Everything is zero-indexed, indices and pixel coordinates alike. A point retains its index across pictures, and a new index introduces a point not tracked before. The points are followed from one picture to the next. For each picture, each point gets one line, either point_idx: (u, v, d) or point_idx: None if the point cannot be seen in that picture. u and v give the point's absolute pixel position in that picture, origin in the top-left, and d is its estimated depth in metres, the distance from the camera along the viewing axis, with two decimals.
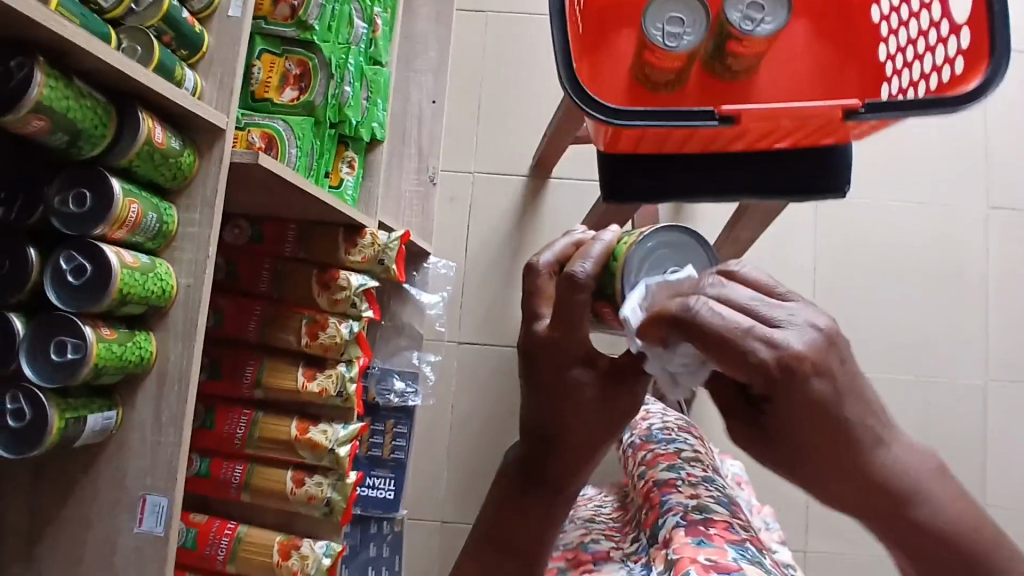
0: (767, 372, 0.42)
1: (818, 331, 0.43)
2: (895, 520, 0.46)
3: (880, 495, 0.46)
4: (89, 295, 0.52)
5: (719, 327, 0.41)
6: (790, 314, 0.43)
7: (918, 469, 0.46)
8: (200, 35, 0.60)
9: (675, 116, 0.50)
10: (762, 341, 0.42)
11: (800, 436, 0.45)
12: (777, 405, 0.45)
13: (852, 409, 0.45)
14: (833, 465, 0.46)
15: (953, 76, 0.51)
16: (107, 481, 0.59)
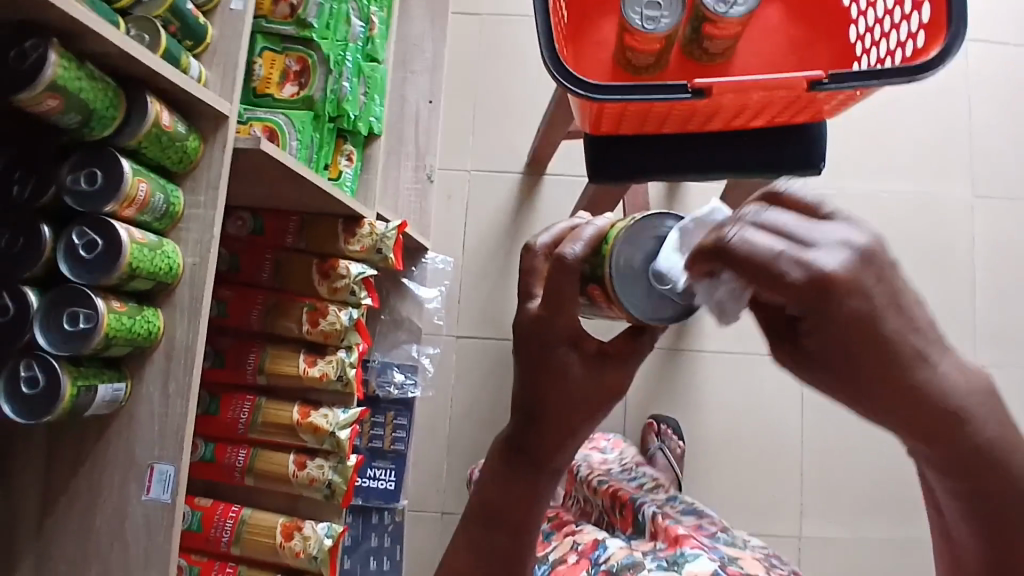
0: (795, 296, 0.34)
1: (868, 243, 0.34)
2: (951, 446, 0.37)
3: (930, 419, 0.36)
4: (99, 269, 0.55)
5: (748, 252, 0.35)
6: (831, 229, 0.34)
7: (976, 391, 0.36)
8: (203, 26, 0.64)
9: (648, 91, 0.53)
10: (797, 261, 0.34)
11: (847, 360, 0.35)
12: (811, 332, 0.36)
13: (896, 317, 0.34)
14: (878, 388, 0.36)
15: (915, 49, 0.54)
16: (117, 452, 0.62)
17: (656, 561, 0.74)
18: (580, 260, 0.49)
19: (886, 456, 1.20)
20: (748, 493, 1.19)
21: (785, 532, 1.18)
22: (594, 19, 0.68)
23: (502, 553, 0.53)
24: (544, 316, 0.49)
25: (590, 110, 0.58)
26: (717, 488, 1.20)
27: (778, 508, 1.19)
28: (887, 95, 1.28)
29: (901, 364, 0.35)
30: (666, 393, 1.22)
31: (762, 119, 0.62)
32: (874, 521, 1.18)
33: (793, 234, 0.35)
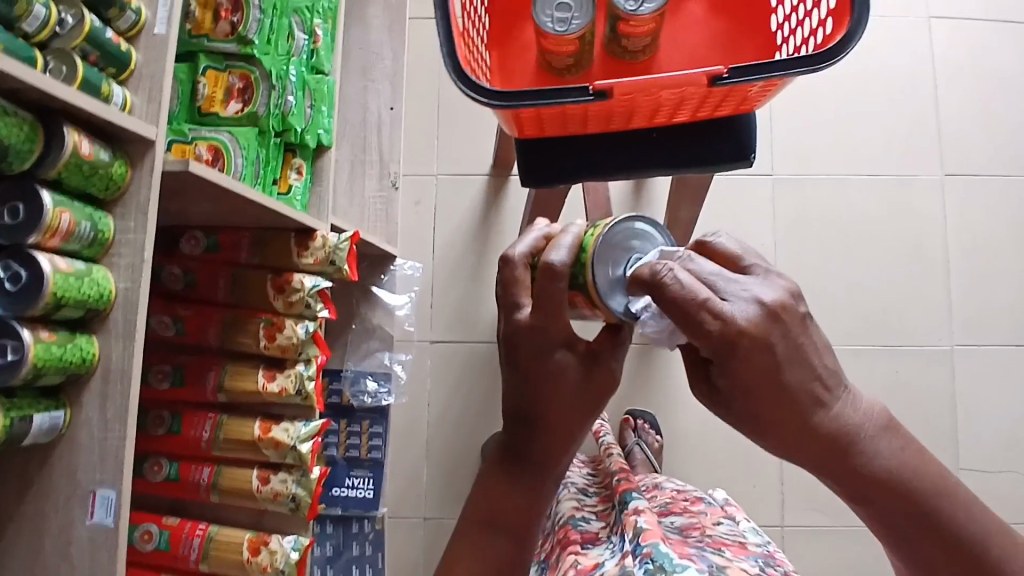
0: (714, 340, 0.41)
1: (770, 305, 0.42)
2: (854, 476, 0.44)
3: (830, 449, 0.44)
4: (25, 300, 0.56)
5: (679, 295, 0.41)
6: (744, 289, 0.42)
7: (870, 424, 0.44)
8: (127, 52, 0.65)
9: (554, 95, 0.54)
10: (717, 313, 0.41)
11: (755, 402, 0.43)
12: (722, 373, 0.43)
13: (795, 370, 0.43)
14: (779, 422, 0.43)
15: (825, 35, 0.54)
16: (60, 477, 0.63)
17: (639, 566, 0.60)
18: (568, 266, 0.50)
19: None
20: (728, 486, 1.18)
21: (767, 522, 1.17)
22: (522, 24, 0.67)
23: (503, 561, 0.51)
24: (537, 325, 0.50)
25: (507, 117, 0.58)
26: (697, 481, 1.19)
27: (758, 498, 1.18)
28: (853, 78, 1.27)
29: (800, 410, 0.43)
30: (641, 387, 1.21)
31: (685, 115, 0.61)
32: None
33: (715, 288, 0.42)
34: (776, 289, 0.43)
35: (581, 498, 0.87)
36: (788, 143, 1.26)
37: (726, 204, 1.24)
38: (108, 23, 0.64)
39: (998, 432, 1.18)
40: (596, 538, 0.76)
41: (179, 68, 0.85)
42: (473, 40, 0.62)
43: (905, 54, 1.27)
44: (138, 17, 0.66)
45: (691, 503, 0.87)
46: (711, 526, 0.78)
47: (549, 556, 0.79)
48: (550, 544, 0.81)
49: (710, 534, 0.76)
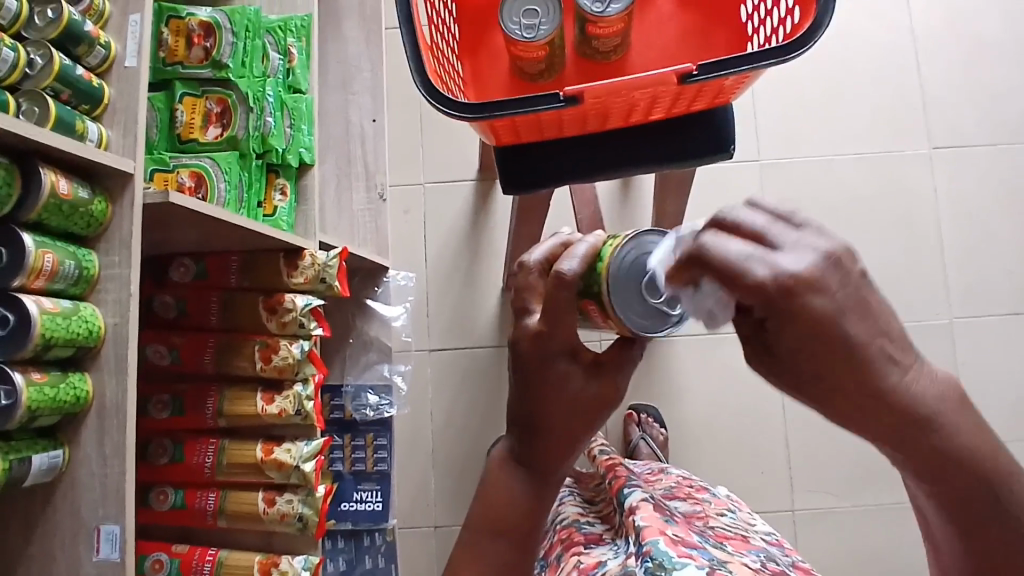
0: (777, 290, 0.33)
1: (830, 250, 0.34)
2: (917, 449, 0.37)
3: (897, 420, 0.37)
4: (13, 344, 0.56)
5: (717, 254, 0.35)
6: (798, 233, 0.35)
7: (943, 397, 0.37)
8: (99, 88, 0.66)
9: (526, 103, 0.54)
10: (764, 264, 0.34)
11: (812, 362, 0.35)
12: (781, 333, 0.35)
13: (862, 326, 0.35)
14: (840, 385, 0.36)
15: (793, 25, 0.55)
16: (63, 516, 0.63)
17: (640, 565, 0.59)
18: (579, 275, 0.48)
19: None
20: (736, 474, 1.19)
21: (778, 507, 1.18)
22: (491, 31, 0.68)
23: (506, 566, 0.51)
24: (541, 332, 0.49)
25: (481, 127, 0.58)
26: (704, 470, 1.19)
27: (766, 485, 1.18)
28: (836, 57, 1.27)
29: (873, 376, 0.35)
30: (643, 382, 1.21)
31: (661, 112, 0.61)
32: (864, 488, 1.17)
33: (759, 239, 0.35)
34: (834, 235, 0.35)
35: (583, 506, 0.87)
36: (774, 128, 1.25)
37: (715, 193, 1.24)
38: (77, 60, 0.65)
39: (1003, 403, 1.18)
40: (600, 538, 0.76)
41: (157, 97, 0.86)
42: (443, 51, 0.62)
43: (885, 30, 1.27)
44: (108, 51, 0.67)
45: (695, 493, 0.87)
46: (714, 518, 0.78)
47: (551, 556, 0.80)
48: (551, 543, 0.81)
49: (715, 525, 0.76)
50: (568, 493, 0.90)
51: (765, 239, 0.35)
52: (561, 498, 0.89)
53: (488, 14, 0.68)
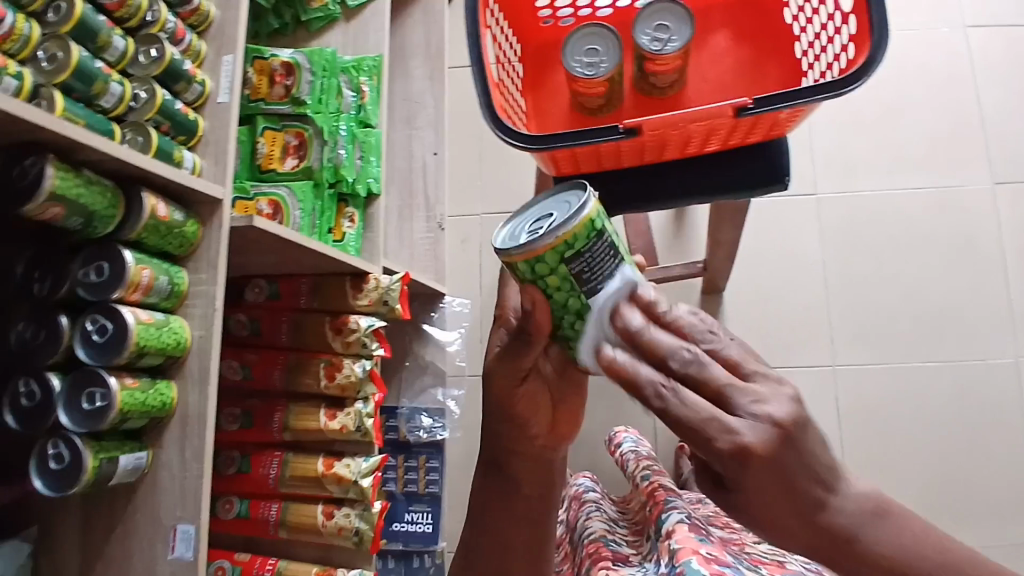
0: (722, 457, 0.39)
1: (774, 424, 0.39)
2: (843, 556, 0.44)
3: (825, 538, 0.43)
4: (111, 351, 0.61)
5: (687, 415, 0.39)
6: (754, 397, 0.40)
7: (862, 512, 0.44)
8: (194, 121, 0.73)
9: (585, 133, 0.57)
10: (732, 428, 0.39)
11: (779, 505, 0.41)
12: (743, 491, 0.40)
13: (806, 479, 0.41)
14: (805, 521, 0.41)
15: (848, 60, 0.57)
16: (142, 516, 0.68)
17: None
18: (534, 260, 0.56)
19: (939, 464, 1.13)
20: None
21: None
22: (553, 71, 0.73)
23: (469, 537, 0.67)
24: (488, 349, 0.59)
25: (543, 158, 0.61)
26: None
27: None
28: (893, 91, 1.26)
29: (822, 515, 0.42)
30: None
31: (716, 143, 0.63)
32: None
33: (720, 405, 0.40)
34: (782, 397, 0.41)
35: (611, 525, 0.89)
36: (830, 161, 1.25)
37: (768, 226, 1.24)
38: (177, 95, 0.72)
39: None
40: (627, 558, 0.78)
41: (241, 131, 0.94)
42: (508, 87, 0.67)
43: (944, 63, 1.27)
44: (203, 89, 0.74)
45: (734, 521, 0.87)
46: (750, 544, 0.78)
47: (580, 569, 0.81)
48: (581, 557, 0.82)
49: (750, 551, 0.76)
50: (595, 507, 0.92)
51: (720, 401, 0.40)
52: (587, 513, 0.91)
53: (552, 60, 0.74)
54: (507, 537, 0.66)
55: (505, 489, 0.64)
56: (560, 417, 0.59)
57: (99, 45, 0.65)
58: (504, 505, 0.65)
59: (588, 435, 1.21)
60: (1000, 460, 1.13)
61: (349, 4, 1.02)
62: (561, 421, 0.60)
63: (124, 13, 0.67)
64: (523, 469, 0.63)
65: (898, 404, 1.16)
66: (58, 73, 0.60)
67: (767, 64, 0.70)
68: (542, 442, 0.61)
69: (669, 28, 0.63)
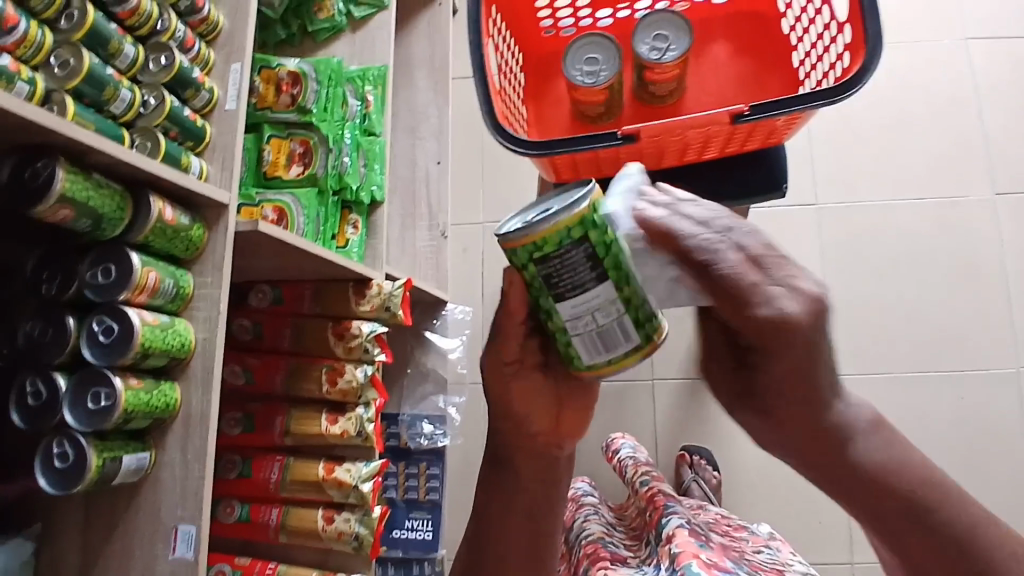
0: (758, 327, 0.42)
1: (811, 297, 0.41)
2: (833, 461, 0.45)
3: (814, 434, 0.45)
4: (117, 351, 0.62)
5: (727, 275, 0.41)
6: (791, 273, 0.41)
7: (862, 421, 0.45)
8: (201, 128, 0.74)
9: (585, 140, 0.58)
10: (767, 296, 0.41)
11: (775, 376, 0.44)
12: (759, 364, 0.45)
13: (825, 372, 0.44)
14: (784, 398, 0.45)
15: (843, 68, 0.58)
16: (144, 516, 0.68)
17: None
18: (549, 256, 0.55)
19: None
20: (794, 522, 1.15)
21: (836, 559, 1.14)
22: (554, 81, 0.75)
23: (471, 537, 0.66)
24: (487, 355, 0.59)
25: (543, 164, 0.62)
26: (758, 514, 1.17)
27: (822, 535, 1.14)
28: (893, 103, 1.28)
29: (804, 392, 0.44)
30: (695, 424, 1.21)
31: (714, 150, 0.64)
32: None
33: (762, 271, 0.41)
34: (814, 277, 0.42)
35: (610, 528, 0.90)
36: (830, 173, 1.26)
37: (767, 236, 1.25)
38: (185, 102, 0.74)
39: None
40: (626, 560, 0.79)
41: (247, 139, 0.95)
42: (510, 96, 0.68)
43: (944, 75, 1.28)
44: (211, 96, 0.76)
45: (735, 529, 0.87)
46: (750, 551, 0.79)
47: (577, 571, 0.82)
48: (578, 559, 0.83)
49: (751, 556, 0.77)
50: (593, 511, 0.93)
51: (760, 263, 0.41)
52: (585, 515, 0.91)
53: (553, 70, 0.76)
54: (506, 534, 0.64)
55: (506, 486, 0.64)
56: (563, 416, 0.60)
57: (111, 51, 0.66)
58: (504, 499, 0.64)
59: (588, 443, 1.22)
60: (1001, 471, 1.13)
61: (355, 16, 1.04)
62: (565, 420, 0.61)
63: (135, 22, 0.69)
64: (526, 464, 0.63)
65: (899, 414, 1.16)
66: (70, 78, 0.61)
67: (765, 74, 0.71)
68: (544, 438, 0.61)
69: (668, 37, 0.64)
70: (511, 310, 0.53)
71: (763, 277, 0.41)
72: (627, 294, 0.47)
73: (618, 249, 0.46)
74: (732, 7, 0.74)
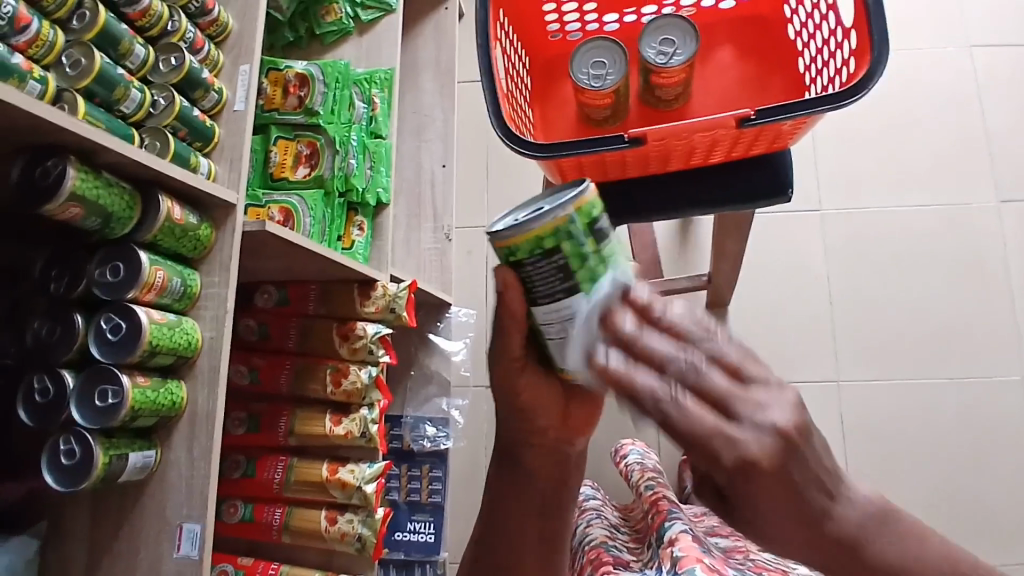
0: (727, 471, 0.39)
1: (779, 431, 0.39)
2: (849, 565, 0.44)
3: (827, 547, 0.43)
4: (124, 349, 0.62)
5: (689, 424, 0.39)
6: (756, 407, 0.40)
7: (868, 521, 0.44)
8: (210, 128, 0.75)
9: (591, 142, 0.58)
10: (733, 439, 0.39)
11: (766, 509, 0.40)
12: (743, 505, 0.41)
13: (812, 489, 0.41)
14: (795, 521, 0.42)
15: (849, 73, 0.58)
16: (149, 514, 0.68)
17: None
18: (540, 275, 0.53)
19: (947, 481, 1.13)
20: None
21: None
22: (560, 84, 0.75)
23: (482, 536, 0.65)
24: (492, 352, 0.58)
25: (549, 166, 0.63)
26: None
27: None
28: (898, 109, 1.28)
29: (817, 516, 0.42)
30: None
31: (720, 154, 0.65)
32: None
33: (726, 413, 0.40)
34: (787, 404, 0.41)
35: (614, 532, 0.90)
36: (835, 178, 1.27)
37: (770, 241, 1.25)
38: (194, 103, 0.74)
39: None
40: (628, 563, 0.80)
41: (254, 140, 0.96)
42: (517, 98, 0.68)
43: (948, 82, 1.28)
44: (220, 97, 0.76)
45: (737, 530, 0.87)
46: (754, 551, 0.79)
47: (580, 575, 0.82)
48: (581, 564, 0.83)
49: (754, 559, 0.77)
50: (596, 514, 0.93)
51: (724, 406, 0.40)
52: (588, 519, 0.91)
53: (560, 73, 0.76)
54: (517, 531, 0.64)
55: (517, 484, 0.63)
56: (573, 412, 0.60)
57: (122, 52, 0.67)
58: (512, 497, 0.64)
59: (592, 447, 1.21)
60: (1007, 478, 1.12)
61: (362, 19, 1.05)
62: (574, 416, 0.61)
63: (146, 22, 0.70)
64: (536, 458, 0.63)
65: (903, 420, 1.16)
66: (81, 78, 0.62)
67: (770, 80, 0.72)
68: (554, 433, 0.61)
69: (674, 42, 0.65)
70: (510, 312, 0.50)
71: (725, 420, 0.39)
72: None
73: (597, 267, 0.46)
74: (737, 13, 0.75)
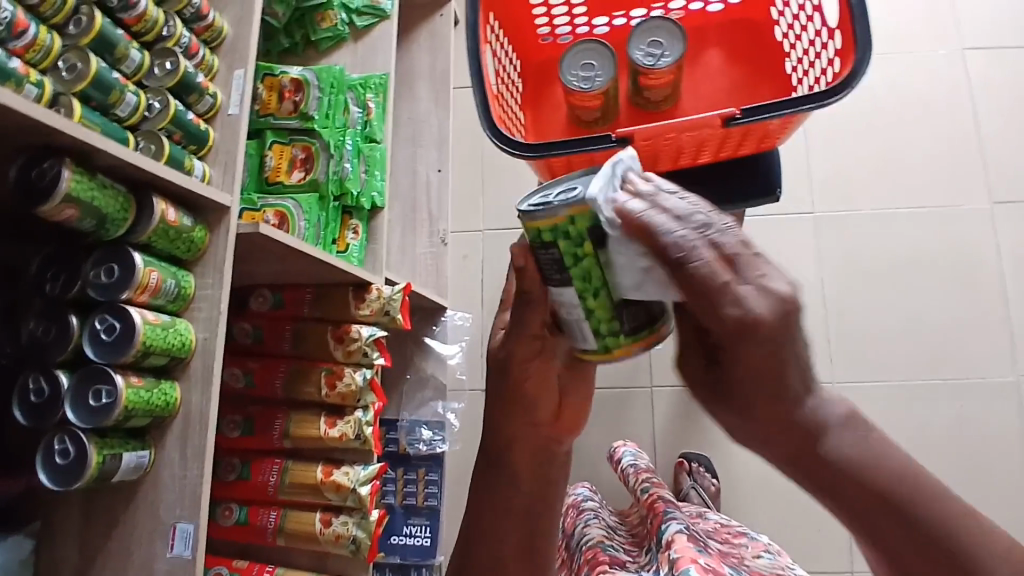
0: (725, 326, 0.39)
1: (786, 299, 0.39)
2: (807, 457, 0.43)
3: (788, 430, 0.42)
4: (118, 349, 0.63)
5: (703, 277, 0.38)
6: (764, 273, 0.39)
7: (837, 417, 0.42)
8: (204, 131, 0.75)
9: (578, 143, 0.59)
10: (742, 297, 0.38)
11: (741, 372, 0.41)
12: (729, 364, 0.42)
13: (794, 371, 0.41)
14: (761, 392, 0.42)
15: (834, 73, 0.59)
16: (142, 514, 0.69)
17: None
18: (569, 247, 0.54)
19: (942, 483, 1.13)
20: (793, 531, 1.15)
21: (836, 568, 1.13)
22: (552, 88, 0.76)
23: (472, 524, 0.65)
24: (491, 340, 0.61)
25: (538, 166, 0.63)
26: (757, 522, 1.16)
27: (822, 543, 1.14)
28: (890, 113, 1.29)
29: (778, 390, 0.41)
30: (694, 431, 1.21)
31: (708, 155, 0.66)
32: None
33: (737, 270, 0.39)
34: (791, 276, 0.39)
35: (611, 533, 0.90)
36: (828, 182, 1.27)
37: (764, 244, 1.26)
38: (189, 107, 0.75)
39: None
40: (625, 565, 0.80)
41: (250, 144, 0.97)
42: (507, 101, 0.69)
43: (941, 86, 1.29)
44: (214, 101, 0.77)
45: (734, 536, 0.87)
46: (750, 558, 0.79)
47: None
48: (577, 565, 0.83)
49: (750, 564, 0.77)
50: (593, 515, 0.93)
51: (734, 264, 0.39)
52: (585, 520, 0.92)
53: (551, 77, 0.77)
54: (507, 532, 0.64)
55: (506, 485, 0.63)
56: (565, 406, 0.61)
57: (117, 56, 0.67)
58: (501, 500, 0.64)
59: (588, 451, 1.22)
60: (1002, 480, 1.12)
61: (357, 25, 1.05)
62: (566, 411, 0.61)
63: (141, 28, 0.71)
64: (524, 455, 0.63)
65: (898, 422, 1.16)
66: (77, 82, 0.63)
67: (758, 82, 0.73)
68: (547, 430, 0.62)
69: (662, 44, 0.65)
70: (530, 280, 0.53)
71: (736, 277, 0.38)
72: (590, 305, 0.47)
73: (592, 263, 0.46)
74: (725, 16, 0.76)
